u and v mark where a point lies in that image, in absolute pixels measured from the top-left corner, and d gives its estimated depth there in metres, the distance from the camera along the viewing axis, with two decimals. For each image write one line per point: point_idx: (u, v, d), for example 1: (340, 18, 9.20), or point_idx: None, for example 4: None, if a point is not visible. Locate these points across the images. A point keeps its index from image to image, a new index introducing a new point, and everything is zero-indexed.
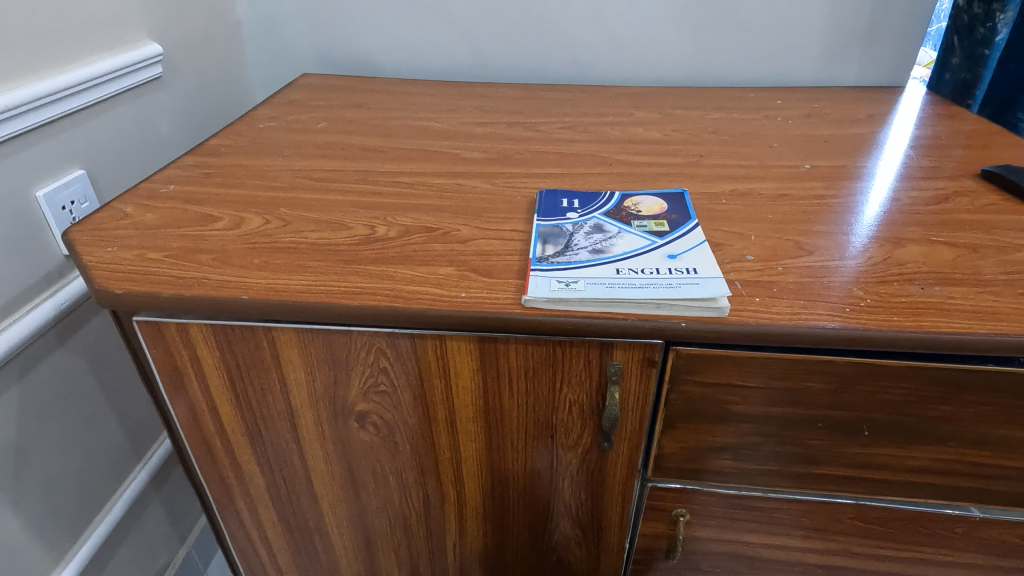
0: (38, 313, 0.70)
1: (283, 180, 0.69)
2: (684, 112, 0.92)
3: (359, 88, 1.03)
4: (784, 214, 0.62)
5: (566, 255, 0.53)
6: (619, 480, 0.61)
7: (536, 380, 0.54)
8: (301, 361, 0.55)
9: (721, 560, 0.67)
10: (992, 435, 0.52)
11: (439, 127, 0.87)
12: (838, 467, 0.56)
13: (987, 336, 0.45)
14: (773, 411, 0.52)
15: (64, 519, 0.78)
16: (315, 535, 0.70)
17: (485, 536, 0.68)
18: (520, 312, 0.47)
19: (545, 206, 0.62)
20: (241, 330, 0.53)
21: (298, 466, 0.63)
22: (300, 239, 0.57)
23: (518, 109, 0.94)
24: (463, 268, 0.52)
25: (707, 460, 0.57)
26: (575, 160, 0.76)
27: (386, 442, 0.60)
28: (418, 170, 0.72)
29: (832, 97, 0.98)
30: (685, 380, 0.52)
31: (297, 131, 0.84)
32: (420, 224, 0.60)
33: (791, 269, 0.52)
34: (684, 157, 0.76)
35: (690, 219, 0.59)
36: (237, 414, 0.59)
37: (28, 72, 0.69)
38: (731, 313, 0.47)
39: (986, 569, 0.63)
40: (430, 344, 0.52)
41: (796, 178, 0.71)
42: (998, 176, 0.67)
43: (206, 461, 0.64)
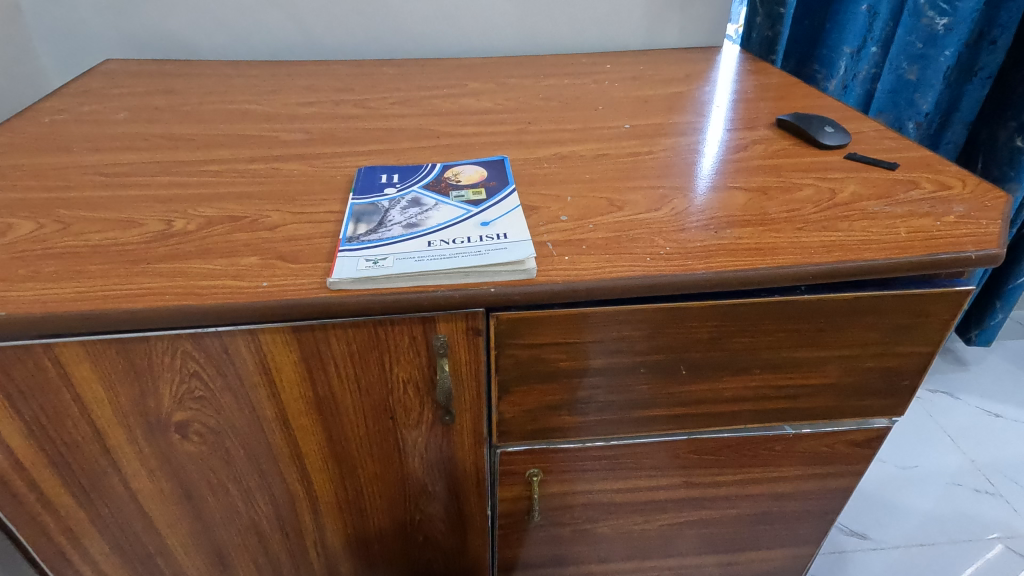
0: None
1: (66, 178, 0.61)
2: (518, 80, 0.93)
3: (170, 72, 0.94)
4: (601, 173, 0.64)
5: (378, 232, 0.51)
6: (469, 451, 0.61)
7: (364, 364, 0.53)
8: (96, 377, 0.49)
9: (581, 511, 0.70)
10: (789, 359, 0.57)
11: (259, 110, 0.81)
12: (666, 407, 0.59)
13: (767, 270, 0.49)
14: (598, 363, 0.54)
15: None
16: (159, 560, 0.65)
17: (346, 530, 0.66)
18: (325, 296, 0.45)
19: (362, 183, 0.59)
20: (14, 351, 0.47)
21: (121, 489, 0.58)
22: (80, 242, 0.51)
23: (348, 86, 0.90)
24: (267, 256, 0.49)
25: (548, 419, 0.58)
26: (403, 135, 0.74)
27: (216, 450, 0.56)
28: (229, 157, 0.67)
29: (656, 59, 1.03)
30: (511, 345, 0.52)
31: (91, 122, 0.75)
32: (225, 214, 0.55)
33: (601, 226, 0.54)
34: (512, 124, 0.77)
35: (508, 185, 0.59)
36: (32, 446, 0.53)
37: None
38: (539, 274, 0.47)
39: (808, 477, 0.70)
40: (241, 340, 0.49)
41: (617, 138, 0.73)
42: (789, 123, 0.73)
43: (10, 506, 0.57)
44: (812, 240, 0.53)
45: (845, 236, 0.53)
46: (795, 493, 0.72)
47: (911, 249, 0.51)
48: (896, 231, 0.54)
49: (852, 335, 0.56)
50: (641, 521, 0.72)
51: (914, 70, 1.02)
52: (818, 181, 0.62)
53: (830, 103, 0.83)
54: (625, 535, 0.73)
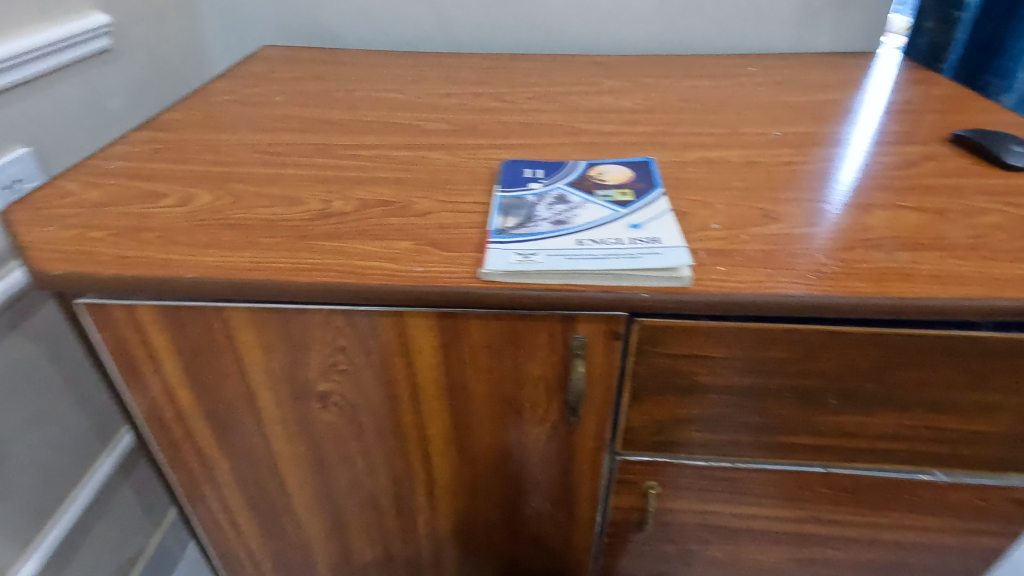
0: (8, 282, 0.69)
1: (236, 154, 0.66)
2: (657, 80, 0.90)
3: (320, 59, 0.99)
4: (751, 181, 0.61)
5: (527, 226, 0.51)
6: (588, 454, 0.60)
7: (499, 356, 0.53)
8: (256, 341, 0.53)
9: (693, 531, 0.67)
10: (956, 400, 0.52)
11: (403, 99, 0.84)
12: (806, 436, 0.56)
13: (948, 301, 0.45)
14: (738, 381, 0.52)
15: (25, 510, 0.76)
16: (284, 517, 0.69)
17: (456, 514, 0.68)
18: (477, 286, 0.46)
19: (507, 176, 0.60)
20: (192, 310, 0.51)
21: (262, 448, 0.62)
22: (251, 215, 0.54)
23: (486, 79, 0.91)
24: (420, 242, 0.51)
25: (676, 432, 0.56)
26: (542, 130, 0.74)
27: (350, 422, 0.59)
28: (378, 143, 0.70)
29: (805, 63, 0.96)
30: (650, 352, 0.51)
31: (254, 104, 0.81)
32: (378, 198, 0.58)
33: (757, 238, 0.51)
34: (653, 125, 0.75)
35: (656, 187, 0.57)
36: (194, 398, 0.58)
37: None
38: (694, 283, 0.45)
39: (953, 531, 0.64)
40: (389, 320, 0.51)
41: (766, 145, 0.69)
42: (967, 140, 0.66)
43: (168, 448, 0.62)
44: (1002, 272, 0.47)
45: None
46: (935, 547, 0.65)
47: None
48: None
49: None
50: (756, 551, 0.68)
51: None
52: (1005, 206, 0.56)
53: (1013, 119, 0.75)
54: (736, 563, 0.70)
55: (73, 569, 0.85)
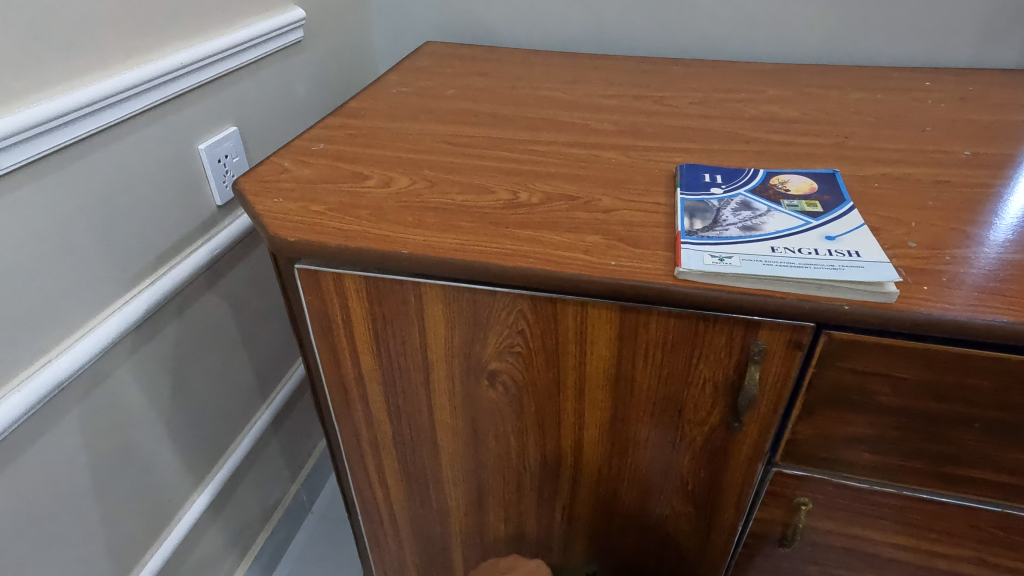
0: (239, 221, 0.85)
1: (422, 143, 0.71)
2: (823, 91, 0.88)
3: (481, 56, 1.04)
4: (945, 201, 0.59)
5: (715, 230, 0.52)
6: (742, 462, 0.60)
7: (672, 354, 0.54)
8: (443, 318, 0.57)
9: (838, 555, 0.65)
10: None
11: (566, 98, 0.86)
12: (989, 471, 0.53)
13: None
14: (925, 406, 0.50)
15: (203, 448, 0.86)
16: (430, 485, 0.74)
17: (594, 504, 0.70)
18: (672, 284, 0.47)
19: (686, 179, 0.61)
20: (392, 283, 0.56)
21: (426, 417, 0.66)
22: (447, 200, 0.59)
23: (644, 82, 0.92)
24: (609, 237, 0.53)
25: (842, 450, 0.55)
26: (709, 136, 0.74)
27: (513, 402, 0.62)
28: (551, 139, 0.73)
29: (989, 79, 0.90)
30: (832, 366, 0.50)
31: (428, 97, 0.86)
32: (561, 192, 0.60)
33: (960, 259, 0.50)
34: (827, 137, 0.73)
35: (845, 201, 0.56)
36: (375, 363, 0.63)
37: (187, 35, 0.73)
38: (898, 300, 0.45)
39: None
40: (571, 309, 0.53)
41: (956, 164, 0.66)
42: None
43: (342, 408, 0.68)
44: None
45: None
46: None
47: None
48: None
49: None
50: None
51: None
52: None
53: None
54: None
55: (231, 506, 0.94)
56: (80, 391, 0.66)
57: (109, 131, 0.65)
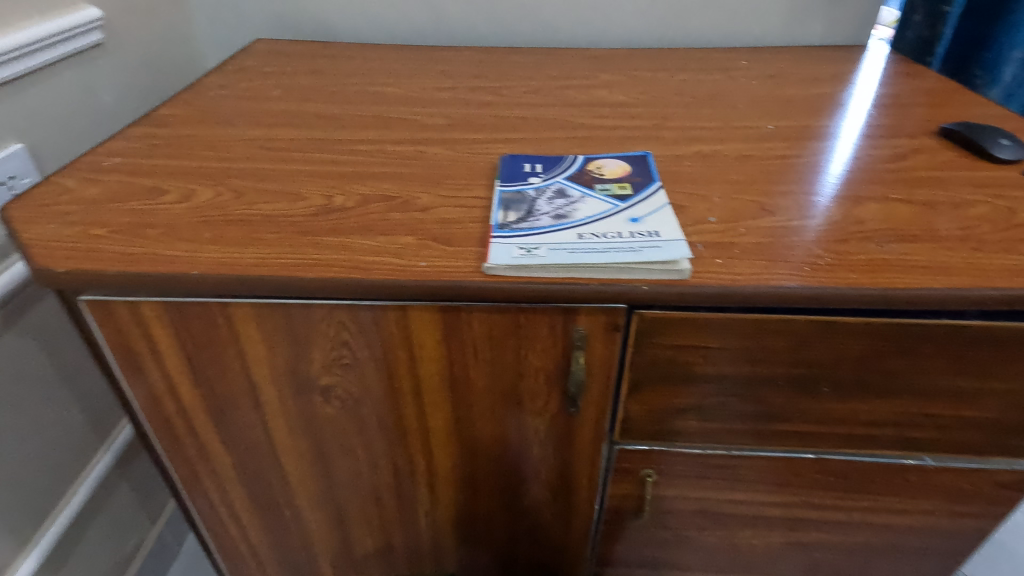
0: (9, 274, 0.70)
1: (235, 150, 0.66)
2: (650, 74, 0.91)
3: (314, 53, 0.99)
4: (747, 175, 0.62)
5: (528, 221, 0.52)
6: (587, 444, 0.61)
7: (500, 349, 0.54)
8: (260, 337, 0.53)
9: (689, 518, 0.68)
10: (945, 387, 0.53)
11: (399, 93, 0.84)
12: (799, 423, 0.57)
13: (936, 291, 0.46)
14: (736, 370, 0.53)
15: (23, 506, 0.76)
16: (286, 511, 0.70)
17: (456, 505, 0.69)
18: (480, 280, 0.46)
19: (506, 171, 0.60)
20: (194, 307, 0.51)
21: (264, 442, 0.62)
22: (253, 211, 0.55)
23: (481, 73, 0.91)
24: (423, 237, 0.51)
25: (672, 421, 0.58)
26: (539, 124, 0.74)
27: (352, 415, 0.60)
28: (377, 138, 0.70)
29: (797, 56, 0.97)
30: (648, 343, 0.52)
31: (249, 99, 0.81)
32: (379, 193, 0.58)
33: (753, 230, 0.52)
34: (649, 120, 0.75)
35: (654, 181, 0.58)
36: (197, 393, 0.58)
37: None
38: (692, 275, 0.46)
39: (940, 514, 0.66)
40: (392, 314, 0.51)
41: (761, 138, 0.70)
42: (956, 133, 0.68)
43: (170, 446, 0.63)
44: (990, 262, 0.49)
45: None
46: (923, 528, 0.68)
47: None
48: None
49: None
50: (750, 536, 0.70)
51: None
52: (992, 198, 0.57)
53: (998, 112, 0.76)
54: (730, 548, 0.72)
55: (71, 565, 0.85)
56: None
57: None
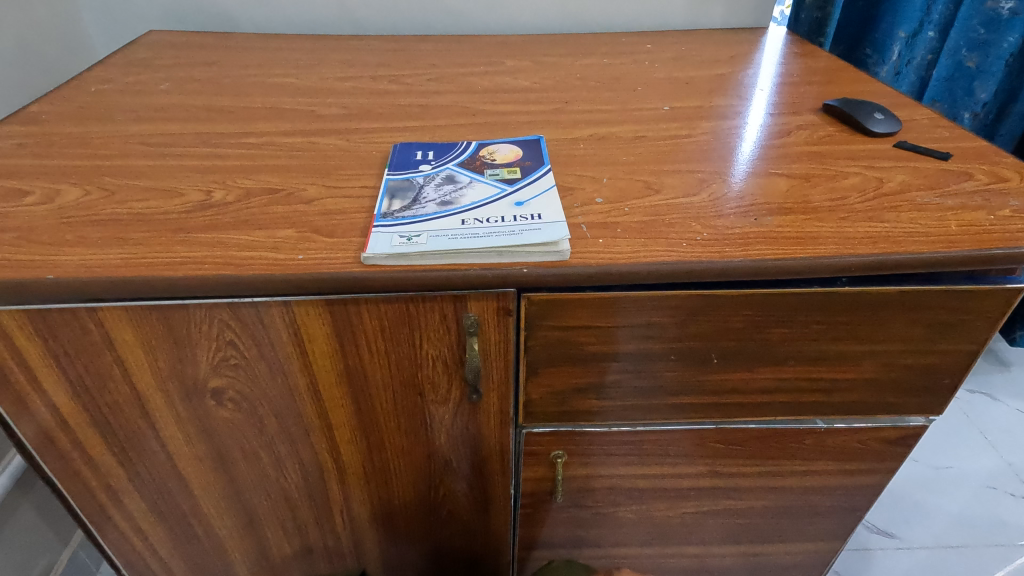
0: None
1: (111, 147, 0.62)
2: (556, 59, 0.91)
3: (209, 44, 0.94)
4: (639, 155, 0.63)
5: (412, 209, 0.51)
6: (494, 430, 0.61)
7: (394, 339, 0.53)
8: (137, 341, 0.51)
9: (604, 494, 0.70)
10: (825, 352, 0.56)
11: (297, 84, 0.81)
12: (695, 396, 0.59)
13: (805, 259, 0.48)
14: (627, 348, 0.54)
15: None
16: (193, 520, 0.67)
17: (371, 501, 0.68)
18: (359, 271, 0.45)
19: (397, 159, 0.60)
20: (60, 313, 0.48)
21: (159, 451, 0.60)
22: (124, 210, 0.52)
23: (385, 62, 0.90)
24: (303, 229, 0.50)
25: (574, 401, 0.58)
26: (438, 111, 0.74)
27: (249, 417, 0.58)
28: (268, 130, 0.68)
29: (699, 39, 0.99)
30: (540, 326, 0.52)
31: (134, 93, 0.77)
32: (263, 186, 0.56)
33: (637, 209, 0.53)
34: (549, 104, 0.76)
35: (544, 165, 0.58)
36: (77, 405, 0.55)
37: None
38: (573, 256, 0.47)
39: (837, 473, 0.69)
40: (276, 310, 0.50)
41: (656, 119, 0.72)
42: (836, 109, 0.71)
43: (56, 462, 0.59)
44: (856, 231, 0.51)
45: (890, 227, 0.51)
46: (824, 488, 0.71)
47: (961, 243, 0.49)
48: (945, 224, 0.52)
49: (895, 330, 0.55)
50: (663, 508, 0.72)
51: (974, 57, 1.02)
52: (865, 169, 0.60)
53: (879, 88, 0.80)
54: (646, 521, 0.73)
55: None
56: None
57: None
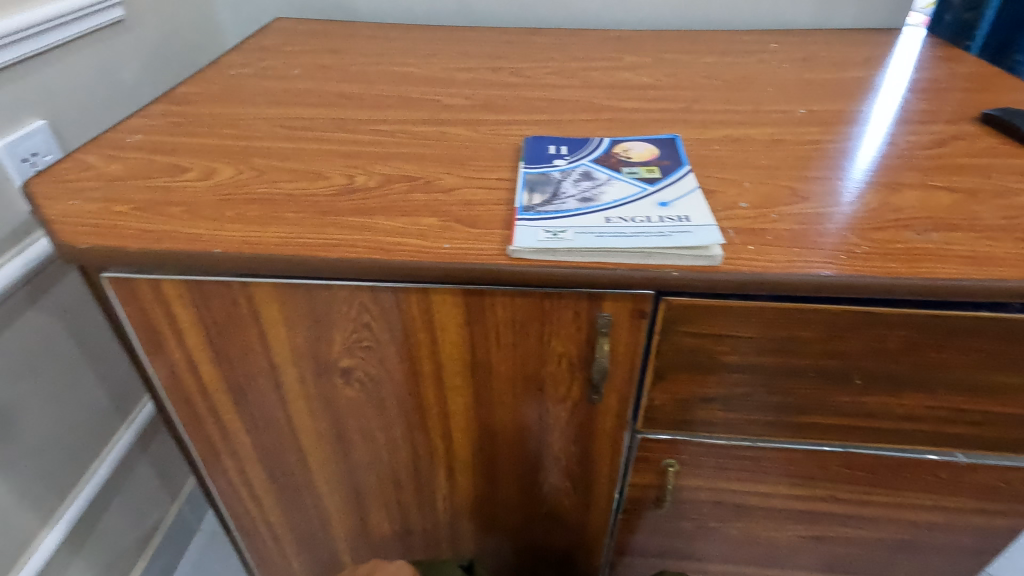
0: (28, 257, 0.70)
1: (255, 129, 0.65)
2: (677, 56, 0.89)
3: (333, 32, 0.97)
4: (779, 160, 0.60)
5: (553, 203, 0.51)
6: (609, 432, 0.60)
7: (524, 334, 0.53)
8: (281, 318, 0.53)
9: (710, 508, 0.67)
10: (982, 382, 0.52)
11: (420, 73, 0.82)
12: (828, 416, 0.56)
13: (979, 282, 0.45)
14: (763, 361, 0.52)
15: (46, 481, 0.77)
16: (305, 491, 0.70)
17: (474, 490, 0.68)
18: (506, 263, 0.45)
19: (531, 152, 0.59)
20: (217, 286, 0.51)
21: (284, 423, 0.62)
22: (275, 189, 0.54)
23: (503, 54, 0.90)
24: (446, 218, 0.50)
25: (697, 411, 0.56)
26: (563, 106, 0.73)
27: (373, 398, 0.59)
28: (398, 118, 0.69)
29: (829, 39, 0.94)
30: (676, 332, 0.51)
31: (269, 78, 0.80)
32: (401, 173, 0.57)
33: (786, 216, 0.51)
34: (675, 102, 0.73)
35: (682, 165, 0.57)
36: (217, 372, 0.58)
37: None
38: (724, 262, 0.45)
39: (969, 511, 0.64)
40: (414, 297, 0.51)
41: (792, 123, 0.68)
42: (997, 119, 0.65)
43: (191, 424, 0.63)
44: None
45: None
46: (949, 525, 0.66)
47: None
48: None
49: None
50: (771, 529, 0.69)
51: None
52: None
53: None
54: (750, 540, 0.71)
55: (94, 540, 0.86)
56: None
57: None
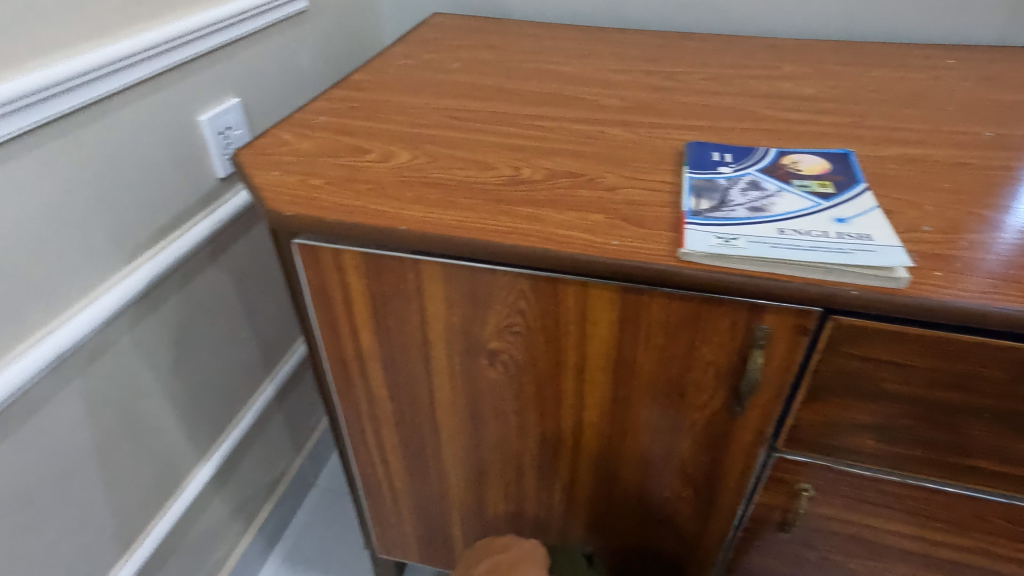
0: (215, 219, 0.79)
1: (425, 117, 0.69)
2: (842, 68, 0.85)
3: (489, 29, 1.01)
4: (965, 184, 0.56)
5: (723, 210, 0.50)
6: (744, 446, 0.59)
7: (675, 337, 0.53)
8: (443, 296, 0.56)
9: (839, 541, 0.65)
10: None
11: (575, 72, 0.84)
12: (996, 462, 0.52)
13: None
14: (932, 394, 0.49)
15: (206, 420, 0.86)
16: (431, 462, 0.74)
17: (593, 484, 0.69)
18: (675, 265, 0.46)
19: (694, 158, 0.59)
20: (391, 261, 0.55)
21: (425, 394, 0.66)
22: (449, 175, 0.57)
23: (656, 57, 0.90)
24: (612, 216, 0.51)
25: (846, 437, 0.54)
26: (721, 113, 0.72)
27: (513, 381, 0.62)
28: (557, 115, 0.71)
29: (1017, 58, 0.87)
30: (839, 352, 0.49)
31: (433, 69, 0.84)
32: (565, 169, 0.59)
33: (976, 245, 0.48)
34: (842, 116, 0.70)
35: (858, 182, 0.55)
36: (375, 340, 0.62)
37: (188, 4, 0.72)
38: (908, 286, 0.43)
39: None
40: (572, 289, 0.52)
41: (976, 146, 0.64)
42: None
43: (342, 385, 0.68)
44: None
45: None
46: None
47: None
48: None
49: None
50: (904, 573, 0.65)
51: None
52: None
53: None
54: None
55: (235, 479, 0.95)
56: (80, 362, 0.66)
57: (115, 98, 0.65)
